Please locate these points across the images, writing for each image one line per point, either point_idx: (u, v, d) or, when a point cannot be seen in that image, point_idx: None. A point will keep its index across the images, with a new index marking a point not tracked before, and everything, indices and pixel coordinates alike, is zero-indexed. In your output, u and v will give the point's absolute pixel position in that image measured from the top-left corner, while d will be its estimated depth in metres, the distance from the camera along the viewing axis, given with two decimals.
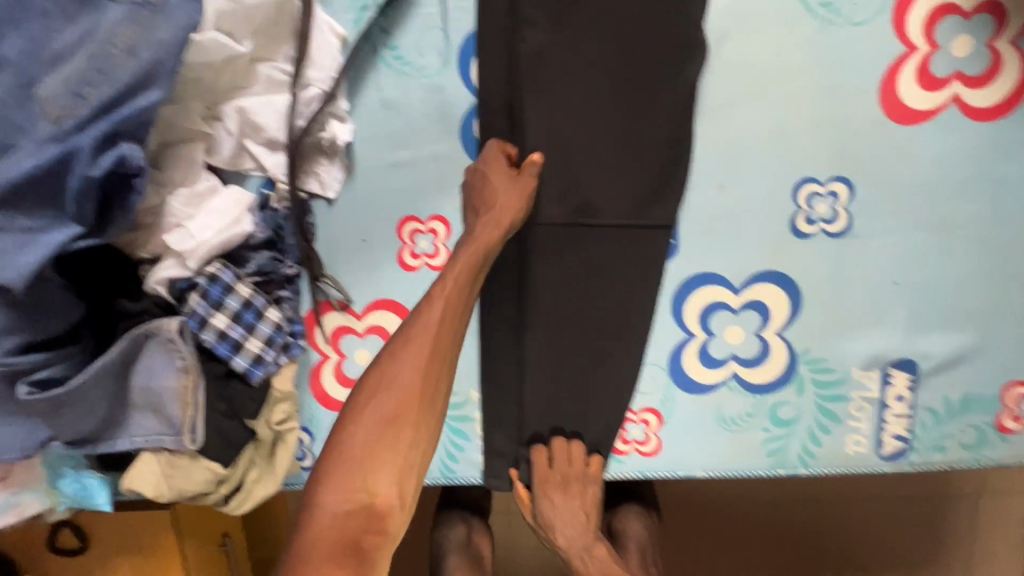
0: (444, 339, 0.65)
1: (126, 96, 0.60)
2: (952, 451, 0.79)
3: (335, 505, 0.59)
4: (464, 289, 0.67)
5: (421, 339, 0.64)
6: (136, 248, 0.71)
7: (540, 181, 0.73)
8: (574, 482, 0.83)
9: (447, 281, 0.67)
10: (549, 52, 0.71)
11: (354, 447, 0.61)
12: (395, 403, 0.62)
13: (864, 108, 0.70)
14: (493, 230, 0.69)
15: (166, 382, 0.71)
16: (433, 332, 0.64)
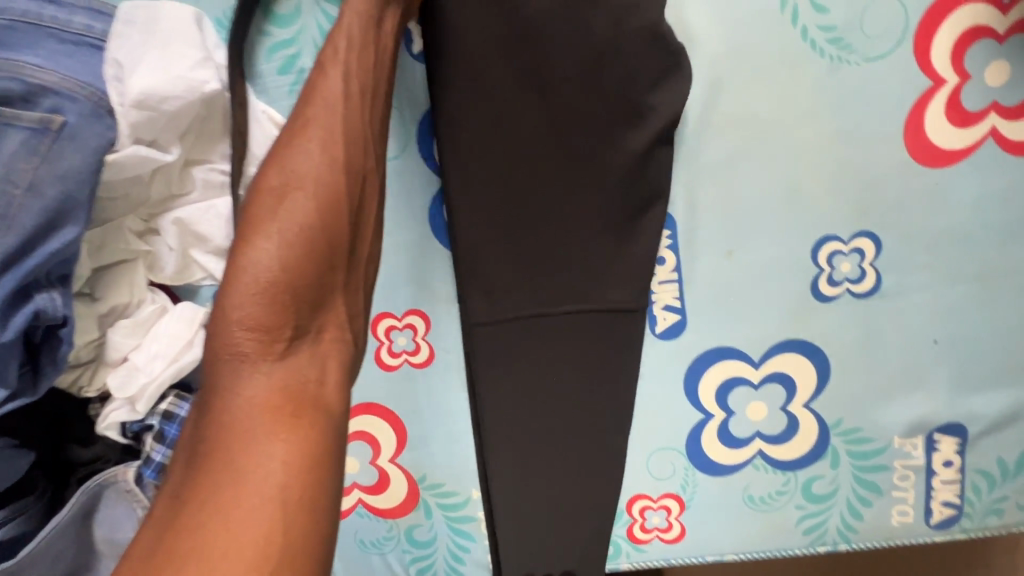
0: (356, 110, 0.50)
1: (35, 242, 0.52)
2: (1010, 514, 0.71)
3: (247, 326, 0.42)
4: (369, 58, 0.51)
5: (315, 194, 0.46)
6: (81, 387, 0.64)
7: (491, 280, 0.62)
8: None
9: (339, 45, 0.50)
10: (502, 128, 0.59)
11: (255, 289, 0.43)
12: (312, 205, 0.45)
13: (888, 153, 0.61)
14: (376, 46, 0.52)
15: (130, 534, 0.64)
16: (344, 109, 0.49)
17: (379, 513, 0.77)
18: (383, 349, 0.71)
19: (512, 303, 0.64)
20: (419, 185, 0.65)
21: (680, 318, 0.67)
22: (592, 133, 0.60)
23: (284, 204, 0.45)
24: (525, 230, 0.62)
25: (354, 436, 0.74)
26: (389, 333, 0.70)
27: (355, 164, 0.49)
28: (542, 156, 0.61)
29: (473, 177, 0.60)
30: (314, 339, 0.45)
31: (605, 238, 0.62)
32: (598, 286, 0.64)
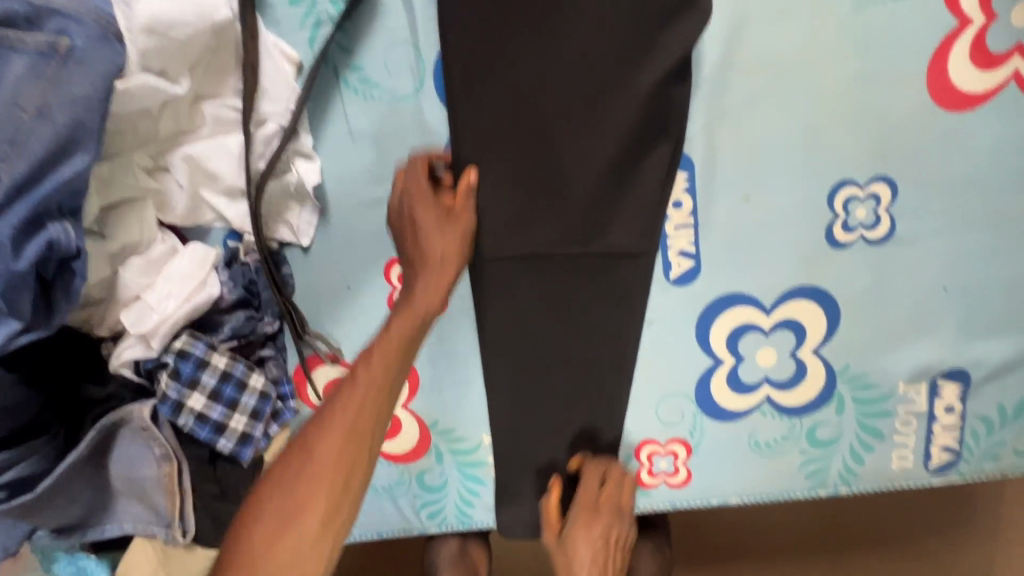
0: (396, 357, 0.58)
1: (47, 169, 0.51)
2: (1006, 459, 0.73)
3: (264, 524, 0.53)
4: (380, 401, 0.57)
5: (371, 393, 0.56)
6: (94, 327, 0.63)
7: (487, 212, 0.64)
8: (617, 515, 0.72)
9: (369, 362, 0.57)
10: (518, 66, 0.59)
11: (293, 497, 0.54)
12: (337, 437, 0.55)
13: (910, 97, 0.60)
14: (452, 256, 0.61)
15: (148, 471, 0.64)
16: (406, 330, 0.59)
17: (391, 458, 0.78)
18: (396, 294, 0.71)
19: (515, 244, 0.65)
20: (434, 125, 0.64)
21: (694, 265, 0.67)
22: (610, 65, 0.59)
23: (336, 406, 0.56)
24: (531, 176, 0.63)
25: None
26: (402, 278, 0.70)
27: (364, 428, 0.56)
28: (554, 103, 0.60)
29: (483, 112, 0.61)
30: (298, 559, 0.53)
31: (616, 180, 0.62)
32: (607, 228, 0.64)
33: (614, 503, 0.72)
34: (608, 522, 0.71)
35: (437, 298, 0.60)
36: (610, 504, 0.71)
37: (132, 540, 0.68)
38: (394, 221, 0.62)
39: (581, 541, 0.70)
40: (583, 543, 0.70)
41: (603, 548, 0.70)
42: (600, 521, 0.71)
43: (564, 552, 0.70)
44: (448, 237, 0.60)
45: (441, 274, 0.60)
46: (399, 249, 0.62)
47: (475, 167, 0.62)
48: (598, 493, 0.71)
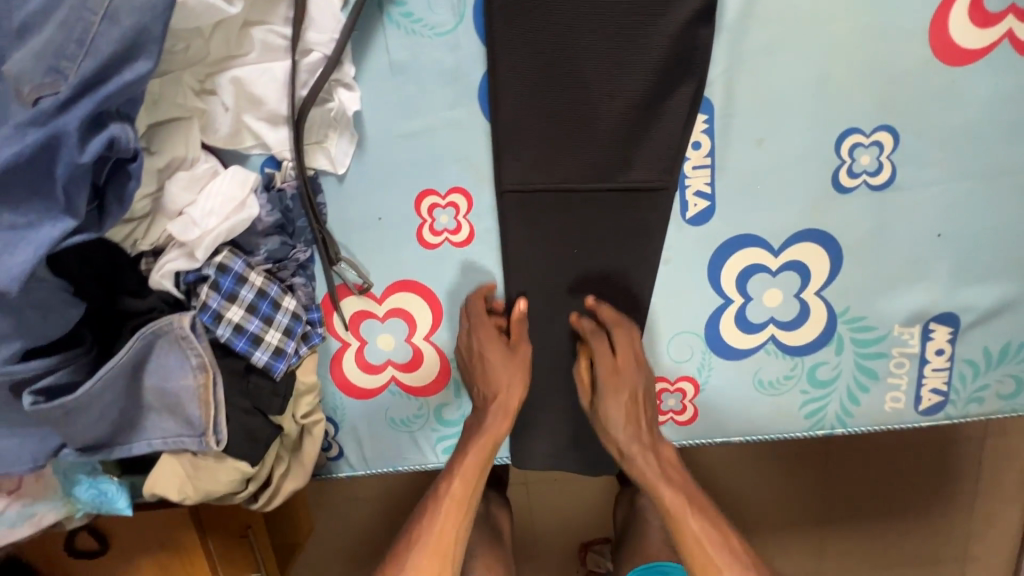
0: (487, 458, 0.75)
1: (111, 71, 0.53)
2: (990, 402, 0.79)
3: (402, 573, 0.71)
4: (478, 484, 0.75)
5: (478, 463, 0.75)
6: (136, 241, 0.67)
7: (517, 146, 0.70)
8: (630, 353, 0.74)
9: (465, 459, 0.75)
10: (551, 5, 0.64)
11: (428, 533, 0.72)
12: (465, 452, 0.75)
13: (912, 51, 0.66)
14: (518, 375, 0.75)
15: (182, 382, 0.66)
16: (495, 438, 0.75)
17: (412, 391, 0.81)
18: (426, 227, 0.74)
19: (543, 174, 0.71)
20: (471, 61, 0.67)
21: (709, 205, 0.71)
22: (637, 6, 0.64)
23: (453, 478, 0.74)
24: (560, 113, 0.69)
25: (391, 314, 0.78)
26: (432, 211, 0.73)
27: (477, 451, 0.75)
28: (587, 46, 0.66)
29: (515, 49, 0.66)
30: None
31: (639, 119, 0.68)
32: (629, 163, 0.70)
33: (631, 360, 0.74)
34: (625, 381, 0.74)
35: (516, 400, 0.75)
36: (627, 368, 0.74)
37: (161, 456, 0.70)
38: (463, 357, 0.77)
39: (614, 412, 0.75)
40: (614, 408, 0.75)
41: (630, 408, 0.75)
42: (627, 386, 0.74)
43: (599, 418, 0.77)
44: (496, 353, 0.74)
45: (513, 382, 0.75)
46: (470, 381, 0.77)
47: (523, 297, 0.75)
48: (613, 359, 0.74)
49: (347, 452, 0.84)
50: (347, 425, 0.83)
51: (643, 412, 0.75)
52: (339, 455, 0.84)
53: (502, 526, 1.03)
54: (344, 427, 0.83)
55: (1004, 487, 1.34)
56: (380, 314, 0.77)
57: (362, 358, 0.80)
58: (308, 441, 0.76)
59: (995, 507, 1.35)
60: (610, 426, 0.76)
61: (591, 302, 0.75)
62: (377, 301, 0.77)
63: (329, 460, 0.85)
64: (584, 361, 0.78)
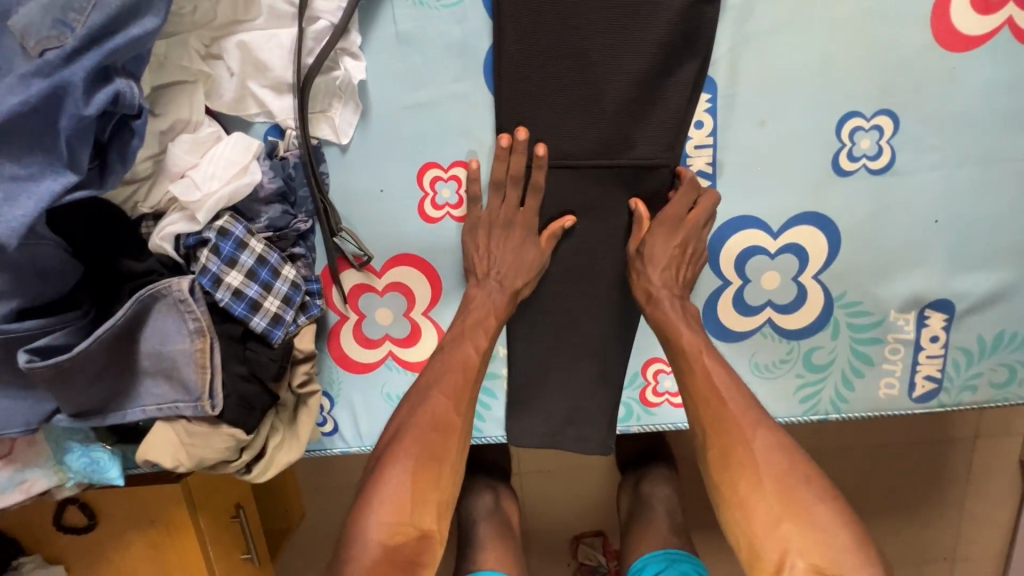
0: (455, 407, 0.72)
1: (119, 24, 0.53)
2: (982, 391, 0.79)
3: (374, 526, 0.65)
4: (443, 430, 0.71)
5: (456, 380, 0.72)
6: (137, 203, 0.66)
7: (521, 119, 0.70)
8: (695, 234, 0.72)
9: (432, 404, 0.71)
10: None
11: (402, 480, 0.67)
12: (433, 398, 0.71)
13: (913, 36, 0.67)
14: (532, 255, 0.75)
15: (179, 346, 0.66)
16: (455, 386, 0.72)
17: (408, 366, 0.81)
18: (427, 200, 0.74)
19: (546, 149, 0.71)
20: (477, 34, 0.68)
21: (710, 185, 0.72)
22: None
23: (436, 396, 0.72)
24: (566, 86, 0.69)
25: (390, 288, 0.78)
26: (434, 184, 0.73)
27: (445, 399, 0.71)
28: (594, 21, 0.67)
29: (521, 23, 0.67)
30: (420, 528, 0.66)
31: (644, 97, 0.69)
32: (632, 141, 0.71)
33: (696, 220, 0.71)
34: (681, 245, 0.72)
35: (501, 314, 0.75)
36: (693, 215, 0.71)
37: (154, 423, 0.69)
38: (481, 227, 0.74)
39: (655, 234, 0.72)
40: (659, 245, 0.72)
41: (677, 256, 0.72)
42: (664, 237, 0.72)
43: (641, 258, 0.74)
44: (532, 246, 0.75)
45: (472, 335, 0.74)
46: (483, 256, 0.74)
47: (571, 212, 0.74)
48: (682, 213, 0.71)
49: (342, 427, 0.84)
50: (343, 399, 0.83)
51: (688, 259, 0.73)
52: (334, 430, 0.84)
53: (495, 510, 1.02)
54: (339, 401, 0.82)
55: (993, 487, 1.34)
56: (379, 287, 0.77)
57: (360, 331, 0.80)
58: (303, 413, 0.76)
59: (985, 507, 1.36)
60: (649, 267, 0.73)
61: (682, 173, 0.70)
62: (377, 274, 0.77)
63: (323, 435, 0.84)
64: (644, 207, 0.73)
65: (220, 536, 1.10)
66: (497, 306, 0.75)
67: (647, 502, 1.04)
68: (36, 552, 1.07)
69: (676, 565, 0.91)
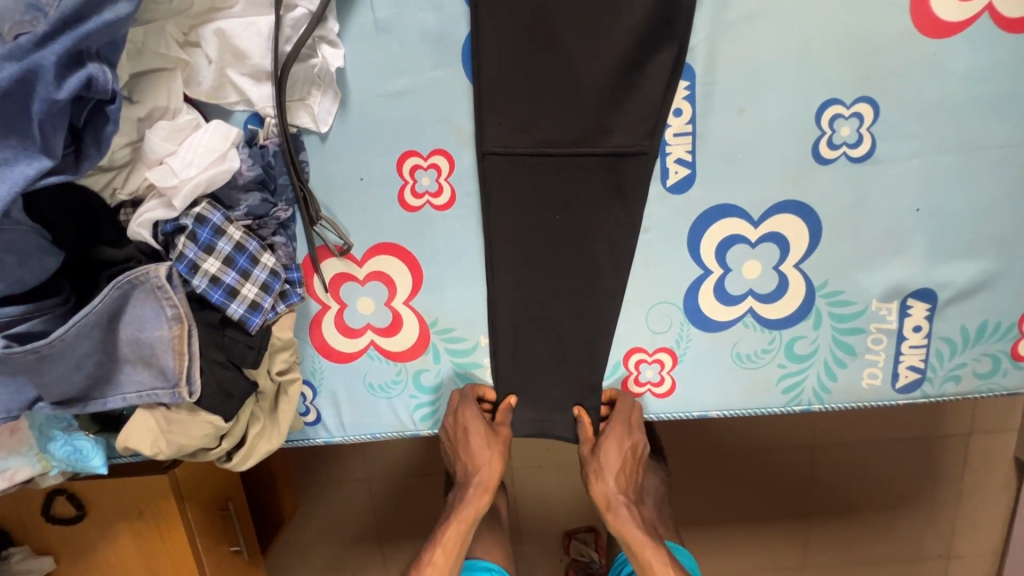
0: (462, 520, 0.84)
1: (91, 9, 0.53)
2: (966, 380, 0.79)
3: None
4: (460, 539, 0.84)
5: (458, 532, 0.83)
6: (115, 190, 0.67)
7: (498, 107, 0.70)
8: (632, 430, 0.82)
9: (438, 547, 0.83)
10: None
11: None
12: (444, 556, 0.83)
13: (892, 22, 0.66)
14: (498, 448, 0.84)
15: (157, 333, 0.66)
16: (458, 533, 0.84)
17: (390, 356, 0.81)
18: (407, 189, 0.74)
19: (524, 138, 0.72)
20: (455, 21, 0.68)
21: (690, 173, 0.72)
22: None
23: (436, 547, 0.83)
24: (544, 76, 0.70)
25: (370, 277, 0.78)
26: (414, 172, 0.73)
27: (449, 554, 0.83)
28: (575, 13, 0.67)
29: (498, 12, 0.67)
30: None
31: (623, 84, 0.69)
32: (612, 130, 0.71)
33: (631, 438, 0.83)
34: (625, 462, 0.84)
35: (493, 475, 0.85)
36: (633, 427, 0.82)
37: (135, 410, 0.69)
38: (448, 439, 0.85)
39: (602, 467, 0.84)
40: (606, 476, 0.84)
41: (626, 456, 0.84)
42: (619, 449, 0.83)
43: (596, 464, 0.84)
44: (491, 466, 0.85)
45: (484, 483, 0.85)
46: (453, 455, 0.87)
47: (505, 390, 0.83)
48: (630, 413, 0.81)
49: (324, 417, 0.84)
50: (325, 389, 0.83)
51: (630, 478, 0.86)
52: (317, 420, 0.84)
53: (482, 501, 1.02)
54: (321, 391, 0.83)
55: (987, 483, 1.33)
56: (360, 276, 0.77)
57: (341, 321, 0.80)
58: (284, 401, 0.76)
59: (980, 503, 1.35)
60: (606, 471, 0.84)
61: (617, 394, 0.82)
62: (357, 263, 0.77)
63: (305, 424, 0.84)
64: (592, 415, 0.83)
65: (209, 529, 1.10)
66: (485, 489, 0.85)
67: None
68: (26, 543, 1.07)
69: None
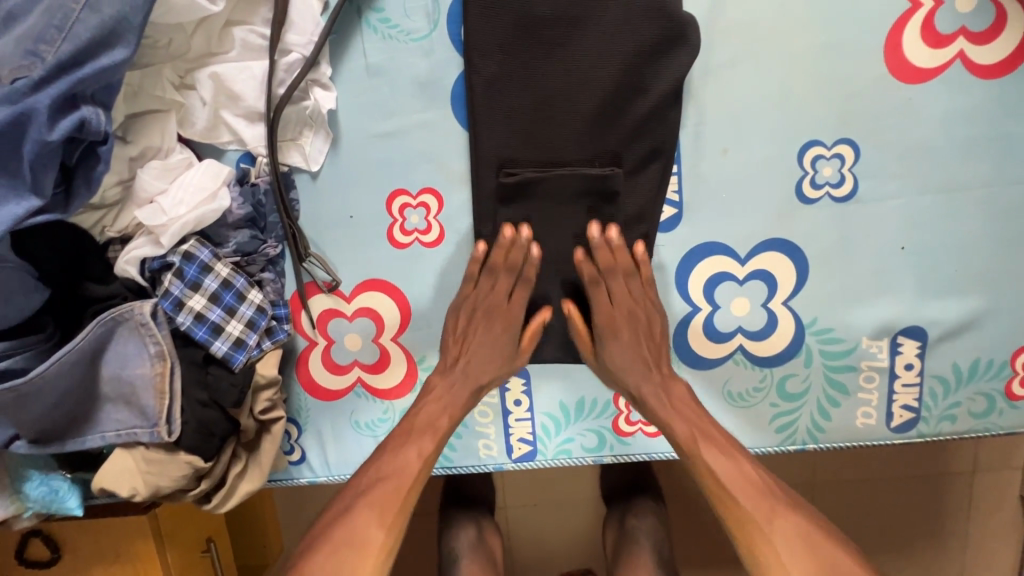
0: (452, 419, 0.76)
1: (88, 55, 0.55)
2: (962, 420, 0.77)
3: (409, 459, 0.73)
4: (480, 373, 0.77)
5: (494, 362, 0.77)
6: (104, 227, 0.68)
7: (484, 144, 0.71)
8: (640, 330, 0.74)
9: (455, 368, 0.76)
10: (522, 16, 0.68)
11: (429, 435, 0.74)
12: (475, 364, 0.76)
13: (869, 69, 0.68)
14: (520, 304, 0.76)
15: (139, 370, 0.66)
16: (486, 354, 0.76)
17: (377, 393, 0.80)
18: (396, 227, 0.74)
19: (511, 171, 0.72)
20: (444, 66, 0.70)
21: (677, 211, 0.73)
22: (603, 19, 0.68)
23: (461, 370, 0.76)
24: (526, 111, 0.70)
25: (358, 313, 0.77)
26: (403, 211, 0.74)
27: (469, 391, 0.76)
28: (564, 61, 0.69)
29: (485, 56, 0.68)
30: (459, 366, 0.76)
31: (607, 121, 0.70)
32: (613, 176, 0.71)
33: (631, 258, 0.73)
34: (650, 329, 0.74)
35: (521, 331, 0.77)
36: (643, 310, 0.74)
37: (113, 449, 0.68)
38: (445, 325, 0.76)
39: (620, 342, 0.75)
40: (628, 351, 0.75)
41: (636, 352, 0.75)
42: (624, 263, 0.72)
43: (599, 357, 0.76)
44: (501, 326, 0.76)
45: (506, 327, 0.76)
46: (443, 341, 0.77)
47: (509, 224, 0.72)
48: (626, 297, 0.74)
49: (309, 456, 0.82)
50: (310, 427, 0.81)
51: (659, 360, 0.75)
52: (301, 460, 0.82)
53: (474, 542, 0.99)
54: (306, 430, 0.81)
55: (995, 524, 1.29)
56: (348, 313, 0.77)
57: (328, 357, 0.79)
58: (266, 441, 0.74)
59: (988, 546, 1.31)
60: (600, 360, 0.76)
61: (608, 228, 0.72)
62: (346, 300, 0.77)
63: (290, 464, 0.82)
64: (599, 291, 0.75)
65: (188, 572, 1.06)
66: (478, 369, 0.77)
67: (629, 536, 0.98)
68: None
69: None
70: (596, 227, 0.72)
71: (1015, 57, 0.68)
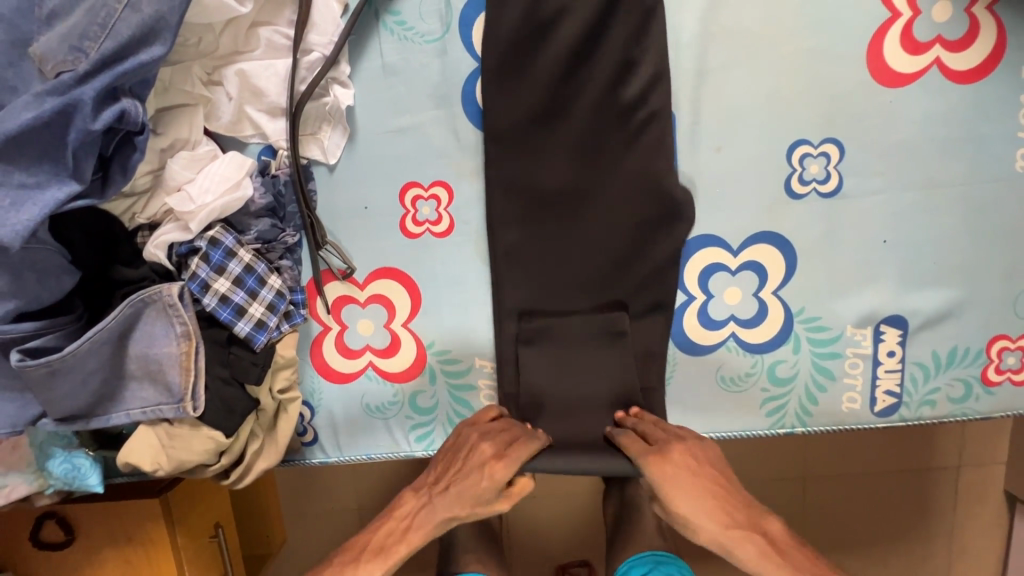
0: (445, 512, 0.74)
1: (129, 51, 0.59)
2: (941, 405, 0.82)
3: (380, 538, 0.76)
4: (477, 488, 0.73)
5: (482, 478, 0.73)
6: (134, 214, 0.72)
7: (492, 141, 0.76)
8: (680, 457, 0.74)
9: (450, 471, 0.75)
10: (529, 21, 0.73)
11: (405, 525, 0.76)
12: (475, 473, 0.73)
13: (852, 73, 0.73)
14: (506, 458, 0.74)
15: (165, 350, 0.70)
16: (485, 466, 0.73)
17: (387, 377, 0.84)
18: (408, 218, 0.79)
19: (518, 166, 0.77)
20: (456, 66, 0.74)
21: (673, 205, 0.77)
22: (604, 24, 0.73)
23: (458, 478, 0.74)
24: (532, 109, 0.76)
25: (371, 300, 0.81)
26: (415, 202, 0.78)
27: (471, 497, 0.74)
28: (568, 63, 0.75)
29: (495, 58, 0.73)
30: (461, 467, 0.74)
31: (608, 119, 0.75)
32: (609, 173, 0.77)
33: (648, 419, 0.79)
34: (694, 458, 0.74)
35: (521, 451, 0.75)
36: (679, 448, 0.74)
37: (138, 426, 0.71)
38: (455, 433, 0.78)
39: (671, 480, 0.73)
40: (677, 480, 0.73)
41: (689, 479, 0.73)
42: (681, 463, 0.73)
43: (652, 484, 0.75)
44: (496, 476, 0.73)
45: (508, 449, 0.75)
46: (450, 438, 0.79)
47: (493, 406, 0.80)
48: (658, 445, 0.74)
49: (321, 437, 0.85)
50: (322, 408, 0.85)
51: (715, 489, 0.74)
52: (314, 440, 0.85)
53: None
54: (318, 412, 0.84)
55: (979, 516, 1.34)
56: (361, 299, 0.81)
57: (341, 342, 0.82)
58: (282, 420, 0.77)
59: (973, 537, 1.35)
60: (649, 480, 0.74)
61: (636, 409, 0.81)
62: (359, 286, 0.81)
63: (303, 444, 0.86)
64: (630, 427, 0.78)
65: (197, 556, 1.08)
66: (481, 485, 0.73)
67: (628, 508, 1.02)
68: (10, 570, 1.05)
69: (644, 559, 0.93)
70: (620, 410, 0.81)
71: (988, 63, 0.73)
